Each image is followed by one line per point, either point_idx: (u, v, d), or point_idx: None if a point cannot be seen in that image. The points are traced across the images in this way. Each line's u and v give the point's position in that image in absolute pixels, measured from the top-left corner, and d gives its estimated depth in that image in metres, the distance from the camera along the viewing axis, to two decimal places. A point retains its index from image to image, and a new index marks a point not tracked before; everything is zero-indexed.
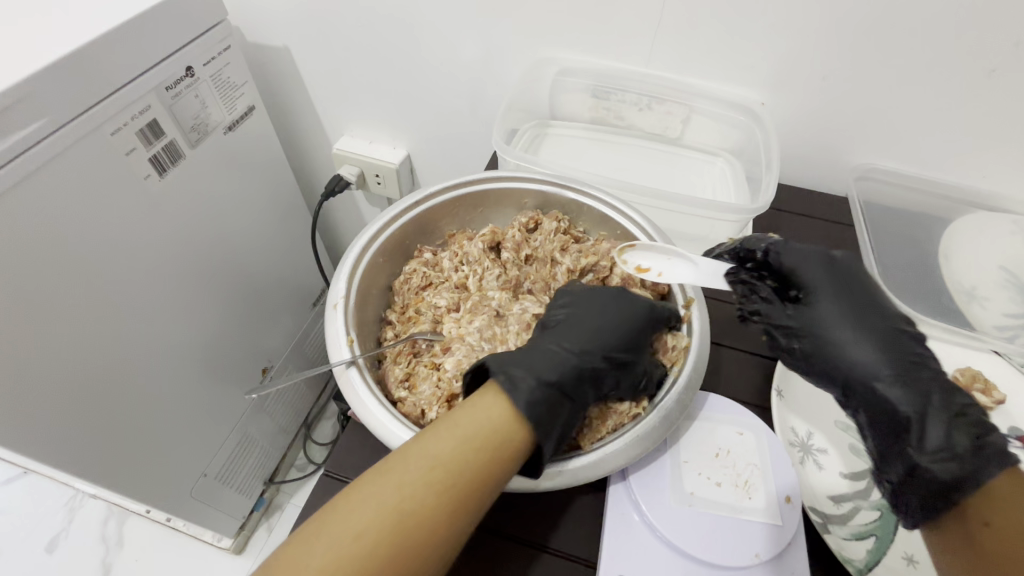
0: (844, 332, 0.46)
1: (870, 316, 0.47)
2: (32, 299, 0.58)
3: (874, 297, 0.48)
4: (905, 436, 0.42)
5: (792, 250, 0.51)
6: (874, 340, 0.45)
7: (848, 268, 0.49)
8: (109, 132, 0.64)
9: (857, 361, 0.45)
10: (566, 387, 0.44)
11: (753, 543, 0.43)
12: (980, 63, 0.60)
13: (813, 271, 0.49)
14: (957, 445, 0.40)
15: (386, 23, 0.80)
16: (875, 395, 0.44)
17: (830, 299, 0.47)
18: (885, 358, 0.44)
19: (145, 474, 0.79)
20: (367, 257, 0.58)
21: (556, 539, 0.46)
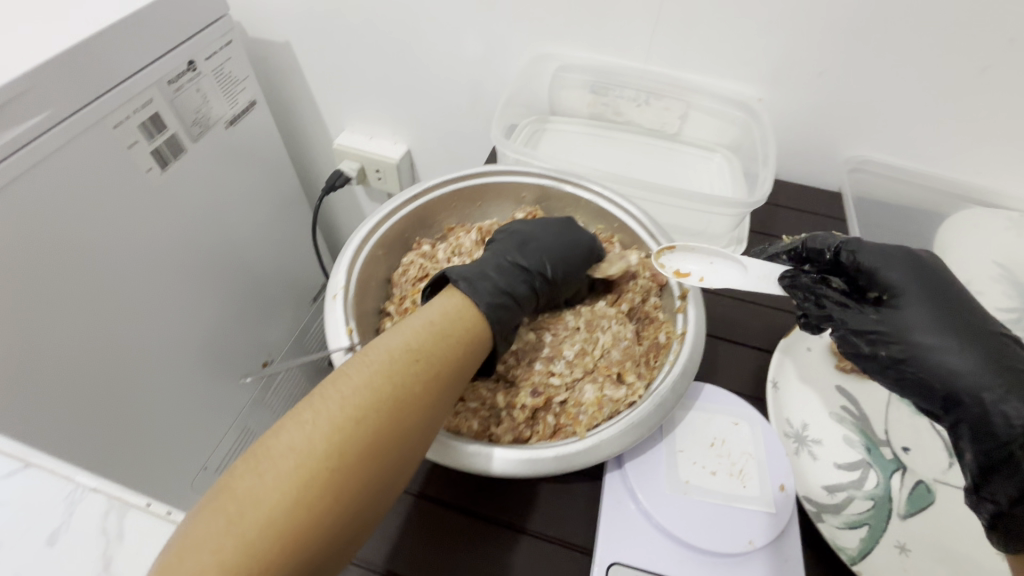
0: (939, 339, 0.42)
1: (966, 318, 0.43)
2: (34, 290, 0.59)
3: (963, 302, 0.44)
4: (1021, 454, 0.38)
5: (873, 249, 0.47)
6: (975, 345, 0.41)
7: (931, 267, 0.46)
8: (113, 125, 0.65)
9: (954, 368, 0.41)
10: (517, 294, 0.51)
11: (747, 530, 0.43)
12: (975, 60, 0.61)
13: (898, 270, 0.45)
14: None
15: (390, 22, 0.81)
16: (984, 408, 0.40)
17: (920, 302, 0.44)
18: (989, 365, 0.41)
19: (148, 466, 0.79)
20: (366, 250, 0.58)
21: (531, 522, 0.46)
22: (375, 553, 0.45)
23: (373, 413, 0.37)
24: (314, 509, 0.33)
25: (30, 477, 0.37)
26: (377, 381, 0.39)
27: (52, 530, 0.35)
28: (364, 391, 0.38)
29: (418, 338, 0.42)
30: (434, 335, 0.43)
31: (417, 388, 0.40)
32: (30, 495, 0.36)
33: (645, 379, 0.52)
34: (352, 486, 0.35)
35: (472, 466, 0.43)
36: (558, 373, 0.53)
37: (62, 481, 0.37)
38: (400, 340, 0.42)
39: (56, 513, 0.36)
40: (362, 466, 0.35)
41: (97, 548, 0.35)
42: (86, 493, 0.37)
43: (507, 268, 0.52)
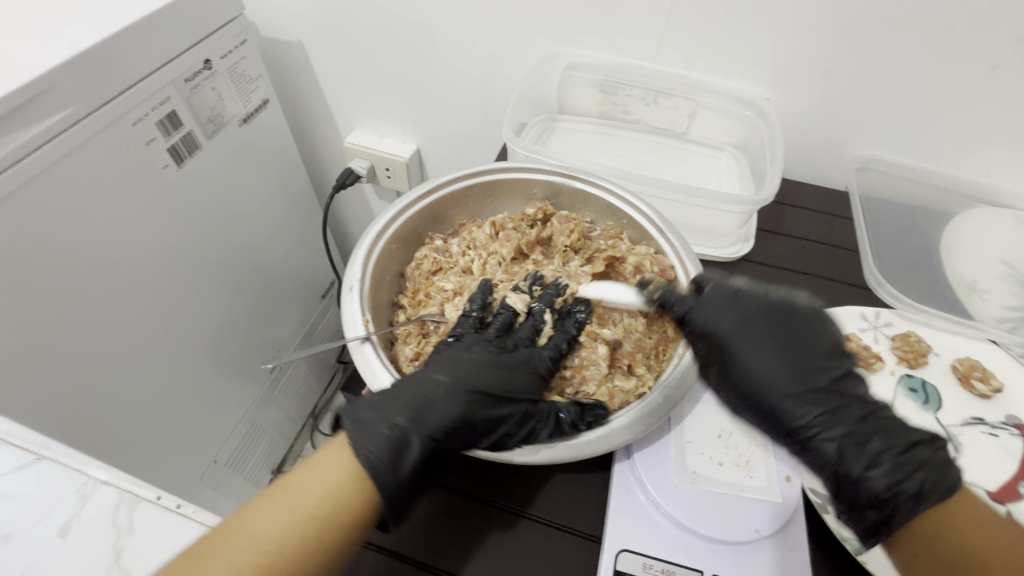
0: (770, 389, 0.45)
1: (801, 359, 0.45)
2: (54, 282, 0.60)
3: (794, 345, 0.46)
4: (850, 479, 0.42)
5: (708, 303, 0.48)
6: (801, 391, 0.44)
7: (770, 314, 0.47)
8: (132, 122, 0.66)
9: (788, 414, 0.44)
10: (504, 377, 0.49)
11: (754, 519, 0.44)
12: (984, 59, 0.61)
13: (727, 323, 0.47)
14: (898, 484, 0.40)
15: (402, 22, 0.82)
16: (812, 447, 0.44)
17: (750, 357, 0.46)
18: (811, 410, 0.44)
19: (159, 457, 0.81)
20: (381, 244, 0.59)
21: (534, 506, 0.47)
22: (390, 537, 0.46)
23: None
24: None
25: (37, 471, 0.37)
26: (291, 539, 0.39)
27: (64, 523, 0.36)
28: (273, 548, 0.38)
29: (341, 486, 0.41)
30: (356, 485, 0.42)
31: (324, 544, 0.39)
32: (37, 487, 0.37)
33: (654, 371, 0.54)
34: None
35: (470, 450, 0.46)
36: (569, 367, 0.54)
37: (75, 473, 0.38)
38: (317, 492, 0.40)
39: (67, 505, 0.37)
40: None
41: (109, 542, 0.35)
42: (99, 485, 0.37)
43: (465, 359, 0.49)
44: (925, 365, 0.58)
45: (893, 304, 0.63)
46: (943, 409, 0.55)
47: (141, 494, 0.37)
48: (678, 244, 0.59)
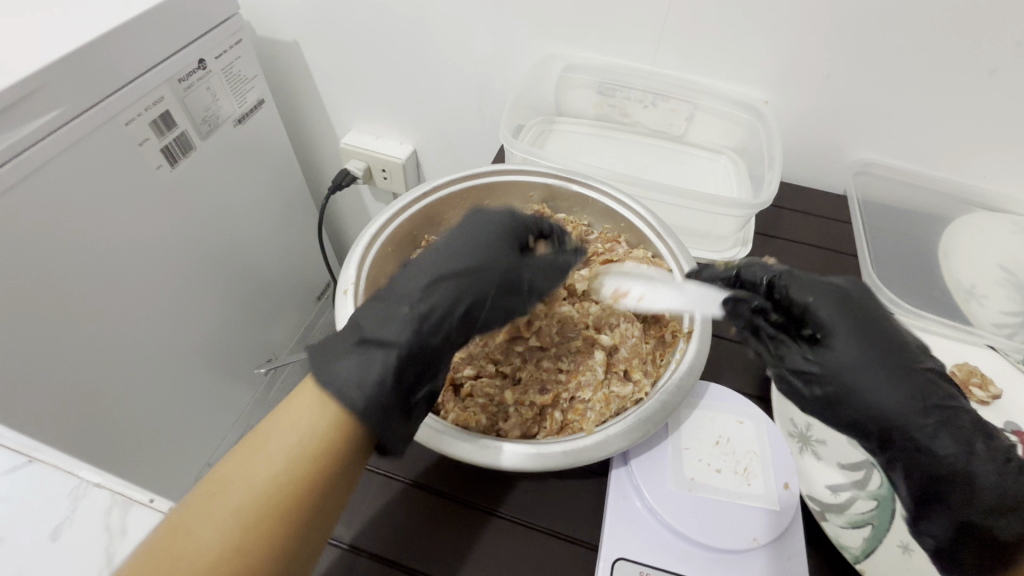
0: (874, 377, 0.40)
1: (896, 351, 0.40)
2: (44, 285, 0.59)
3: (892, 337, 0.41)
4: (952, 489, 0.39)
5: (806, 283, 0.43)
6: (911, 390, 0.39)
7: (862, 306, 0.42)
8: (124, 122, 0.66)
9: (892, 413, 0.39)
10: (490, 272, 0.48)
11: (751, 527, 0.44)
12: (982, 64, 0.61)
13: (829, 310, 0.41)
14: (1010, 496, 0.37)
15: (398, 22, 0.82)
16: (921, 449, 0.39)
17: (855, 344, 0.40)
18: (918, 405, 0.39)
19: (152, 461, 0.80)
20: (376, 247, 0.59)
21: (505, 507, 0.47)
22: (382, 545, 0.45)
23: (269, 527, 0.36)
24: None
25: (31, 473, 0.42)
26: (270, 491, 0.37)
27: (55, 526, 0.40)
28: (251, 506, 0.36)
29: (314, 432, 0.39)
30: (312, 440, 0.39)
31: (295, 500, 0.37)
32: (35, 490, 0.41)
33: (651, 376, 0.53)
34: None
35: (464, 455, 0.44)
36: (564, 371, 0.54)
37: (66, 476, 0.41)
38: (285, 443, 0.38)
39: (59, 508, 0.40)
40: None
41: (100, 542, 0.39)
42: (88, 489, 0.41)
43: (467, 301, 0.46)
44: None
45: (891, 309, 0.63)
46: None
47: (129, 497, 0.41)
48: (676, 249, 0.58)
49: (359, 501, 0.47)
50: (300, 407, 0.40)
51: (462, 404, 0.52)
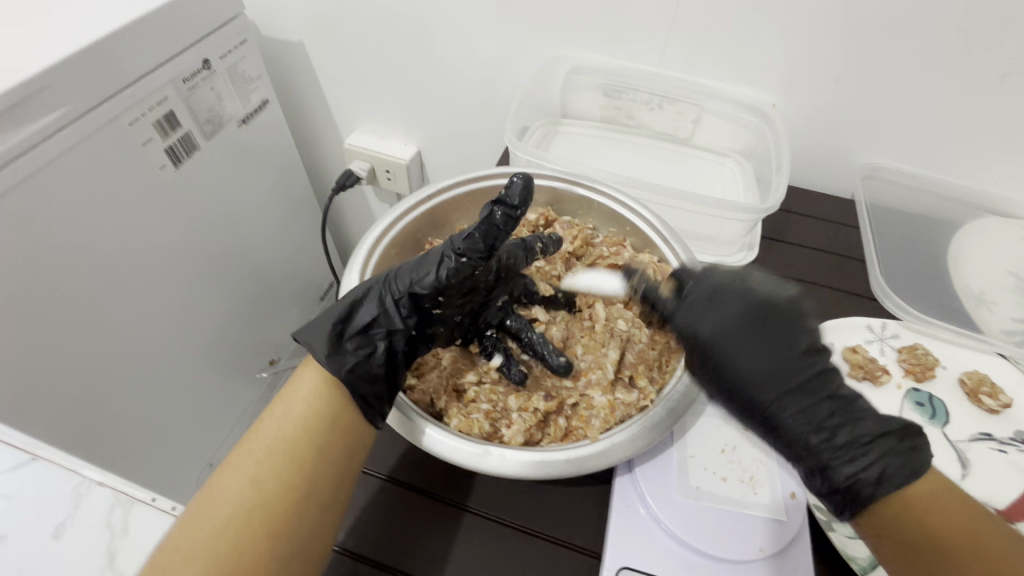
0: (749, 374, 0.43)
1: (779, 355, 0.43)
2: (46, 284, 0.59)
3: (783, 340, 0.43)
4: (825, 463, 0.41)
5: (698, 296, 0.45)
6: (781, 379, 0.42)
7: (776, 311, 0.44)
8: (128, 122, 0.65)
9: (760, 400, 0.43)
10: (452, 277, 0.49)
11: (756, 538, 0.43)
12: (993, 67, 0.60)
13: (707, 325, 0.44)
14: (867, 472, 0.39)
15: (403, 23, 0.82)
16: (779, 429, 0.43)
17: (732, 349, 0.43)
18: (780, 391, 0.42)
19: (155, 462, 0.80)
20: (379, 250, 0.59)
21: (472, 499, 0.48)
22: (382, 552, 0.45)
23: (288, 472, 0.45)
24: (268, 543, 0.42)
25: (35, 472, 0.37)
26: (285, 444, 0.46)
27: (58, 524, 0.36)
28: (272, 461, 0.45)
29: (310, 404, 0.48)
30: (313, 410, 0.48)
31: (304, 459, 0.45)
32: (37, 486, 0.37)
33: (657, 385, 0.52)
34: (292, 536, 0.42)
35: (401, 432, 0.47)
36: (570, 375, 0.53)
37: (69, 475, 0.37)
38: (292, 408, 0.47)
39: (63, 506, 0.36)
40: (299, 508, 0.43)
41: (102, 542, 0.35)
42: (93, 486, 0.37)
43: (460, 271, 0.48)
44: (931, 379, 0.57)
45: (899, 316, 0.62)
46: (951, 424, 0.54)
47: (134, 496, 0.37)
48: (682, 253, 0.58)
49: (362, 505, 0.48)
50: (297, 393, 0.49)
51: (465, 410, 0.51)
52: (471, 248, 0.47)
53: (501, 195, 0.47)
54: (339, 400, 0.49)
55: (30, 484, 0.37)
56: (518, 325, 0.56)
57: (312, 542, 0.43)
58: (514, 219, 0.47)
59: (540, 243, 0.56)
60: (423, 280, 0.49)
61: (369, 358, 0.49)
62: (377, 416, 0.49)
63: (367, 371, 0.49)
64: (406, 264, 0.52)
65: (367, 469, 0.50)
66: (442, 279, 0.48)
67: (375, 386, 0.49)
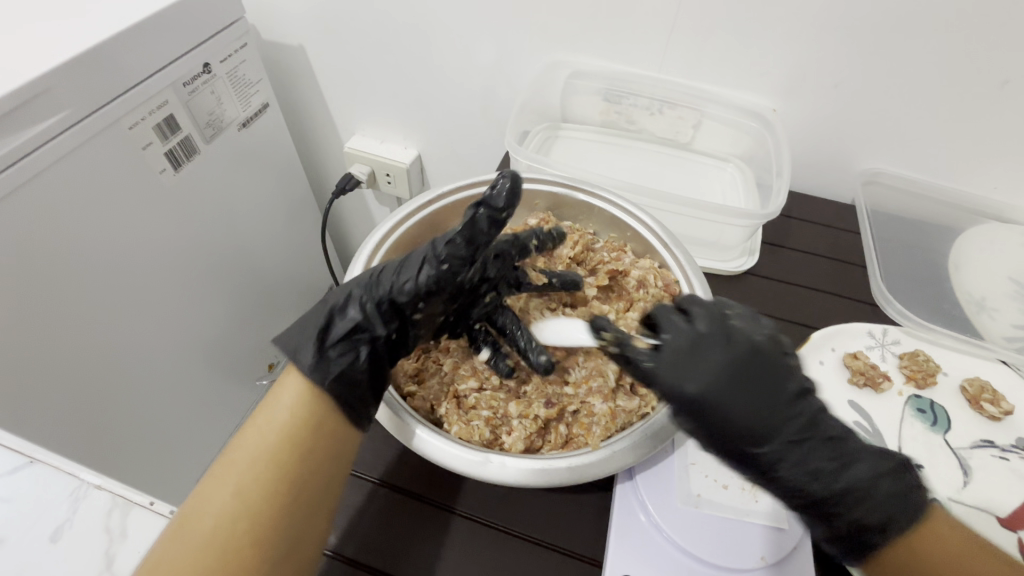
0: (749, 427, 0.38)
1: (770, 405, 0.38)
2: (47, 287, 0.59)
3: (767, 388, 0.38)
4: (832, 509, 0.39)
5: (683, 357, 0.38)
6: (774, 431, 0.38)
7: (758, 354, 0.39)
8: (128, 126, 0.65)
9: (759, 456, 0.39)
10: (436, 281, 0.47)
11: (758, 546, 0.43)
12: (993, 74, 0.61)
13: (703, 387, 0.38)
14: (874, 517, 0.38)
15: (404, 27, 0.82)
16: (780, 480, 0.39)
17: (723, 410, 0.38)
18: (782, 443, 0.38)
19: (151, 467, 0.79)
20: (380, 254, 0.59)
21: (461, 502, 0.48)
22: (381, 559, 0.45)
23: (271, 481, 0.42)
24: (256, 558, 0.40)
25: (31, 474, 0.40)
26: (267, 453, 0.43)
27: (55, 528, 0.38)
28: (256, 473, 0.42)
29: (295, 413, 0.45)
30: (299, 419, 0.45)
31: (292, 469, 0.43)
32: (39, 490, 0.40)
33: (658, 391, 0.52)
34: (280, 544, 0.41)
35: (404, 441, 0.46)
36: (570, 382, 0.53)
37: (69, 478, 0.40)
38: (277, 417, 0.44)
39: (60, 509, 0.39)
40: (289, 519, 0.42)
41: (99, 546, 0.38)
42: (91, 489, 0.40)
43: (439, 278, 0.47)
44: (932, 385, 0.57)
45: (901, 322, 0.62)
46: (952, 431, 0.54)
47: (131, 499, 0.40)
48: (682, 259, 0.58)
49: (360, 512, 0.47)
50: (279, 401, 0.45)
51: (466, 417, 0.51)
52: (453, 254, 0.46)
53: (487, 196, 0.46)
54: (322, 407, 0.46)
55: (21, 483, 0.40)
56: (510, 326, 0.53)
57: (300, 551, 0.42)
58: (499, 220, 0.46)
59: (534, 239, 0.55)
60: (403, 286, 0.47)
61: (353, 365, 0.47)
62: (363, 419, 0.48)
63: (349, 379, 0.46)
64: (386, 268, 0.49)
65: (367, 476, 0.50)
66: (421, 285, 0.47)
67: (356, 391, 0.47)
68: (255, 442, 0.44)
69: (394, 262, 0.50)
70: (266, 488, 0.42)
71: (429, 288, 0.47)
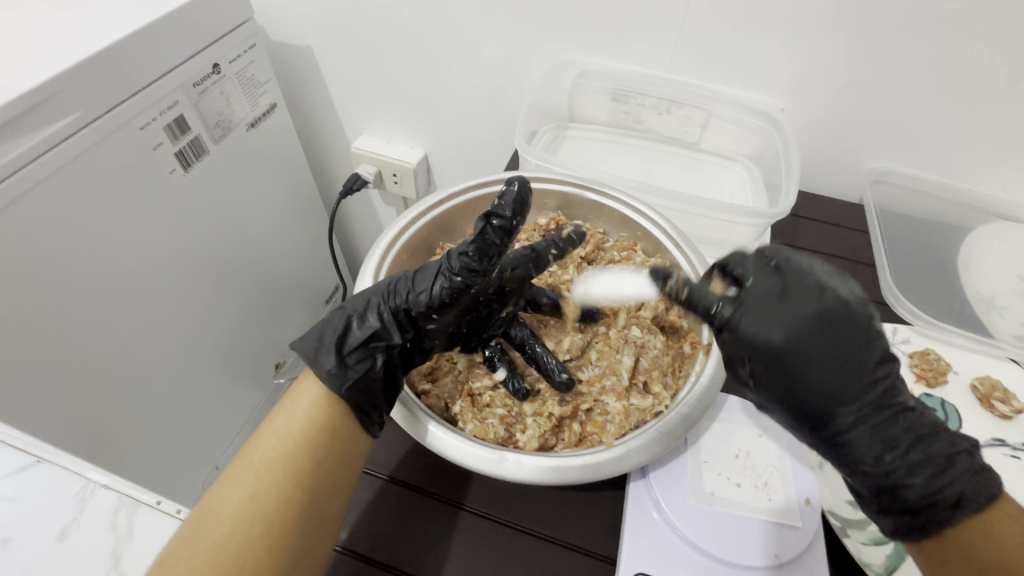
0: (824, 380, 0.40)
1: (853, 365, 0.40)
2: (60, 285, 0.60)
3: (856, 351, 0.40)
4: (896, 476, 0.40)
5: (767, 309, 0.41)
6: (852, 391, 0.40)
7: (849, 315, 0.40)
8: (139, 126, 0.66)
9: (837, 414, 0.40)
10: (454, 293, 0.47)
11: (771, 544, 0.43)
12: (1002, 74, 0.61)
13: (786, 339, 0.40)
14: (941, 488, 0.39)
15: (413, 28, 0.82)
16: (845, 442, 0.41)
17: (812, 362, 0.39)
18: (857, 402, 0.40)
19: (161, 464, 0.80)
20: (392, 254, 0.59)
21: (471, 499, 0.48)
22: (395, 556, 0.45)
23: (286, 486, 0.44)
24: (273, 557, 0.42)
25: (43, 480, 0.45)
26: (284, 455, 0.45)
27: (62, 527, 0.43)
28: (272, 475, 0.44)
29: (309, 417, 0.46)
30: (312, 424, 0.46)
31: (305, 472, 0.44)
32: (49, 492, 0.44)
33: (671, 390, 0.52)
34: (293, 551, 0.42)
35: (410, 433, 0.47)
36: (584, 381, 0.53)
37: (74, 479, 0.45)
38: (292, 419, 0.46)
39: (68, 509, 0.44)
40: (303, 520, 0.43)
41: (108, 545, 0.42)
42: (96, 489, 0.44)
43: (453, 290, 0.47)
44: (943, 384, 0.57)
45: (911, 321, 0.62)
46: (963, 430, 0.54)
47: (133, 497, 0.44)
48: (692, 258, 0.58)
49: (371, 508, 0.48)
50: (294, 405, 0.47)
51: (481, 415, 0.51)
52: (465, 267, 0.46)
53: (496, 206, 0.46)
54: (336, 410, 0.47)
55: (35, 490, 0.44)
56: (524, 337, 0.54)
57: (313, 551, 0.43)
58: (510, 229, 0.46)
59: (552, 250, 0.53)
60: (418, 298, 0.48)
61: (371, 372, 0.48)
62: (375, 423, 0.49)
63: (363, 386, 0.47)
64: (400, 278, 0.51)
65: (379, 474, 0.50)
66: (437, 296, 0.47)
67: (372, 398, 0.48)
68: (273, 443, 0.45)
69: (411, 272, 0.51)
70: (282, 491, 0.44)
71: (444, 301, 0.47)
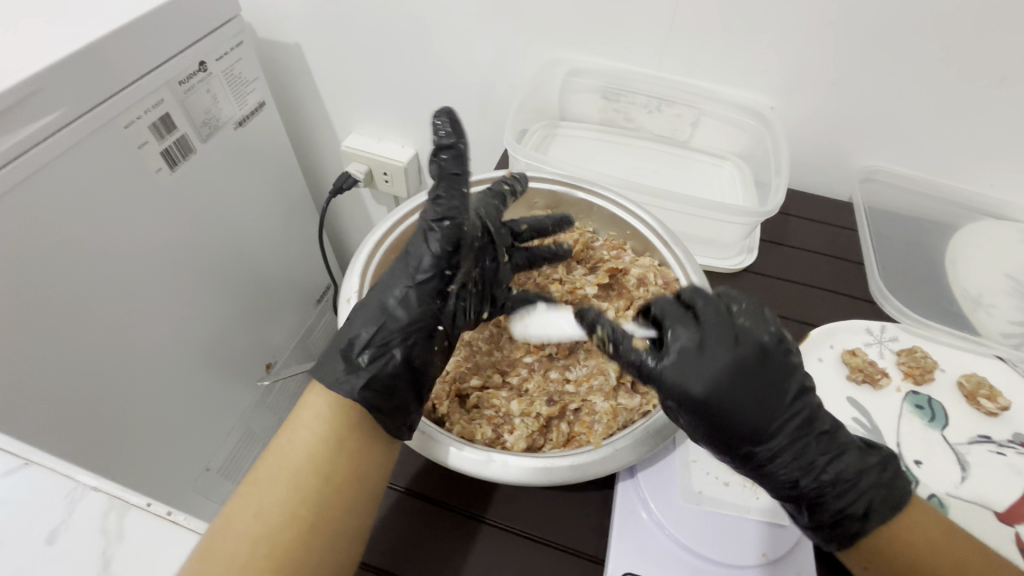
0: (743, 421, 0.40)
1: (769, 402, 0.40)
2: (44, 286, 0.59)
3: (774, 388, 0.41)
4: (809, 498, 0.41)
5: (687, 359, 0.40)
6: (773, 426, 0.40)
7: (764, 355, 0.41)
8: (124, 124, 0.65)
9: (755, 449, 0.41)
10: (451, 238, 0.47)
11: (759, 543, 0.43)
12: (990, 72, 0.61)
13: (704, 389, 0.39)
14: (851, 505, 0.41)
15: (403, 25, 0.81)
16: (767, 472, 0.41)
17: (727, 407, 0.40)
18: (775, 435, 0.41)
19: (150, 466, 0.79)
20: (380, 253, 0.59)
21: (461, 501, 0.48)
22: (384, 557, 0.45)
23: (295, 507, 0.42)
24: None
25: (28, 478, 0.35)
26: (293, 478, 0.42)
27: (52, 529, 0.34)
28: (280, 498, 0.42)
29: (317, 435, 0.44)
30: (321, 442, 0.44)
31: (316, 494, 0.42)
32: (30, 492, 0.35)
33: None
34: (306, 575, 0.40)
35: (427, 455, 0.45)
36: (571, 381, 0.54)
37: (64, 481, 0.35)
38: (302, 438, 0.44)
39: (55, 513, 0.34)
40: (315, 542, 0.41)
41: (97, 548, 0.33)
42: (88, 491, 0.35)
43: (453, 232, 0.47)
44: (930, 381, 0.58)
45: (898, 318, 0.62)
46: (950, 427, 0.54)
47: (128, 501, 0.35)
48: (682, 257, 0.58)
49: None
50: (299, 424, 0.44)
51: (469, 416, 0.52)
52: (449, 204, 0.47)
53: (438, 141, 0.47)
54: (346, 426, 0.45)
55: (21, 488, 0.35)
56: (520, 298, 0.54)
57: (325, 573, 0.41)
58: (459, 153, 0.47)
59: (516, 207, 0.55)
60: (422, 263, 0.47)
61: (389, 365, 0.45)
62: (403, 426, 0.45)
63: (387, 384, 0.45)
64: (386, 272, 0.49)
65: None
66: (438, 252, 0.46)
67: (394, 396, 0.45)
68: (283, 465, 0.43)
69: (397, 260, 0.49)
70: (293, 515, 0.41)
71: (449, 245, 0.47)
